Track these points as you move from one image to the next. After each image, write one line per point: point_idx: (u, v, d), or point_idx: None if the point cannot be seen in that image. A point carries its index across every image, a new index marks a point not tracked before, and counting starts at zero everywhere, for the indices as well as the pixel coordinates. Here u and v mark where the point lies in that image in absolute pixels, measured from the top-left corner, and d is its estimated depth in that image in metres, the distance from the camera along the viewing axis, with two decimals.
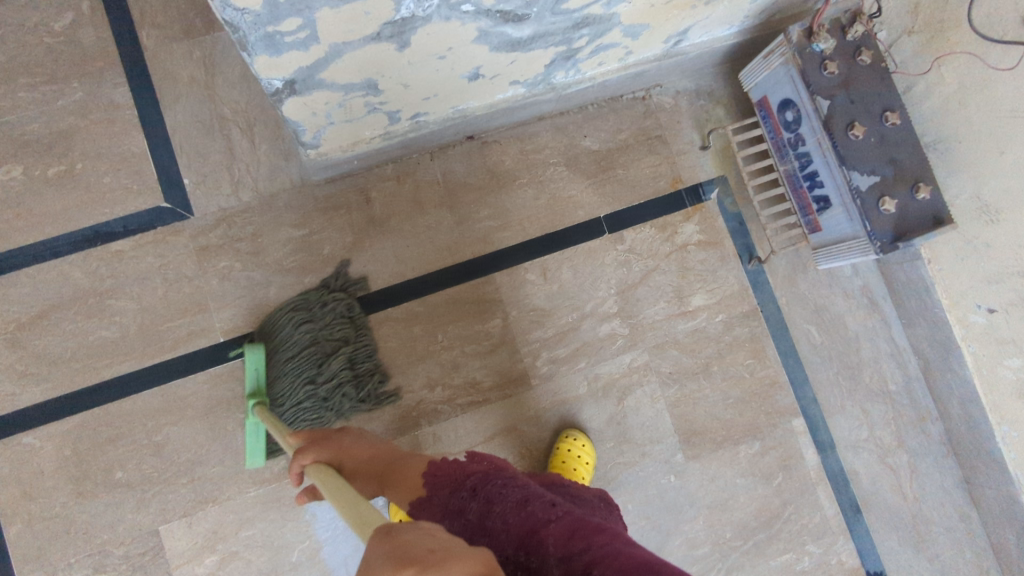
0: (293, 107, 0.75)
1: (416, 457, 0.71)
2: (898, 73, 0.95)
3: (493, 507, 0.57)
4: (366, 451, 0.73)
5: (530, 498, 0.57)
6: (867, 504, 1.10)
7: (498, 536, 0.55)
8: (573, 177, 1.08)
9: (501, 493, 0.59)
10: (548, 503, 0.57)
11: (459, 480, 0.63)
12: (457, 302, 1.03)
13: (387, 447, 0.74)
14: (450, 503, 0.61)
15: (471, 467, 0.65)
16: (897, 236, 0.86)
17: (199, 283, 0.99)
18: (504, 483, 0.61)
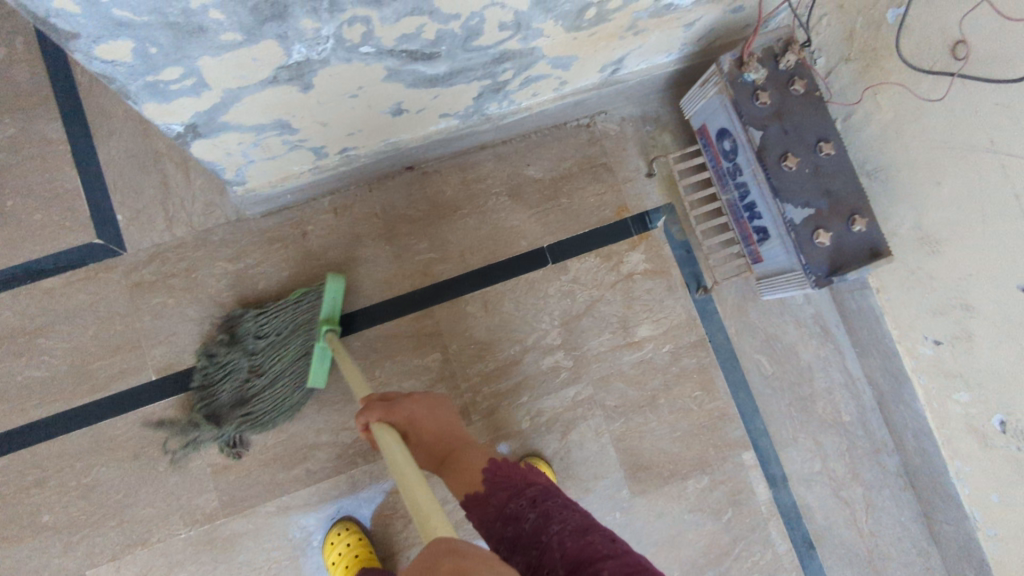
0: (203, 149, 0.74)
1: (481, 446, 0.68)
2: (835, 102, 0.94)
3: (551, 523, 0.55)
4: (435, 426, 0.69)
5: (593, 528, 0.54)
6: (820, 541, 1.07)
7: (550, 552, 0.52)
8: (516, 207, 1.06)
9: (561, 512, 0.56)
10: (611, 538, 0.53)
11: (519, 486, 0.61)
12: (395, 336, 1.01)
13: (456, 426, 0.71)
14: (508, 510, 0.59)
15: (531, 476, 0.63)
16: (833, 270, 0.84)
17: (130, 320, 0.97)
18: (566, 505, 0.58)
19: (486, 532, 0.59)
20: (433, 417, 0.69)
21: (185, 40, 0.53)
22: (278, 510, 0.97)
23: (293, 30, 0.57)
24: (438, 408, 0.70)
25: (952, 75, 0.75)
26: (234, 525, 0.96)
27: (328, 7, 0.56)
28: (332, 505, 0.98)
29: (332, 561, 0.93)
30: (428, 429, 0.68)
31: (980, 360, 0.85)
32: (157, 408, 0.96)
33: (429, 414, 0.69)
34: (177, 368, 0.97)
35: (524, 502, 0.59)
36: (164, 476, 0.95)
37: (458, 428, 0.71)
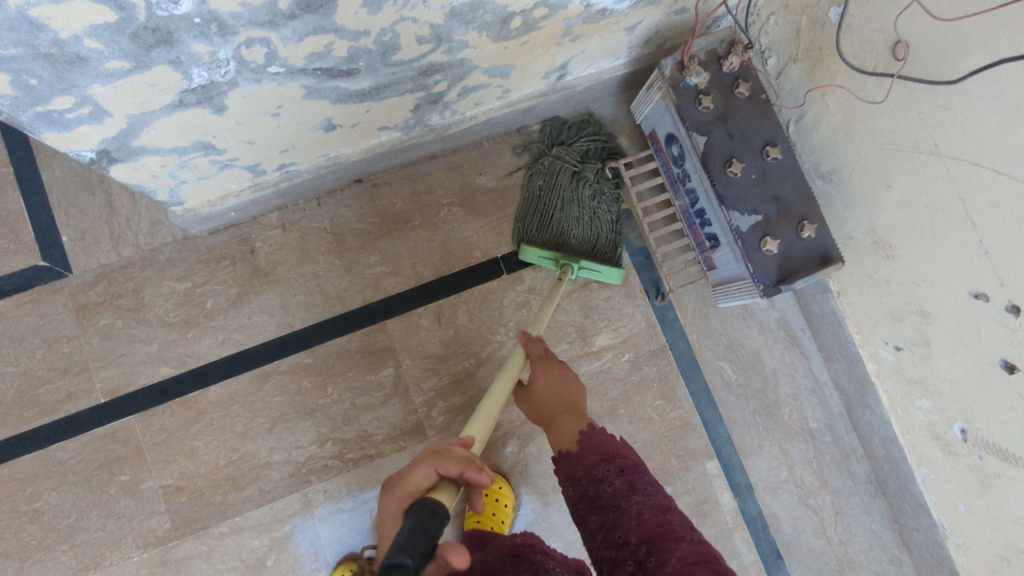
0: (125, 173, 0.72)
1: (585, 419, 0.72)
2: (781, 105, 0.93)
3: (634, 493, 0.59)
4: (552, 389, 0.76)
5: (672, 508, 0.57)
6: (788, 549, 1.04)
7: (626, 518, 0.56)
8: (468, 217, 1.05)
9: (646, 485, 0.60)
10: (686, 522, 0.56)
11: (611, 453, 0.65)
12: (347, 352, 1.00)
13: (579, 405, 0.75)
14: (594, 470, 0.63)
15: (625, 448, 0.66)
16: (781, 278, 0.81)
17: (78, 342, 0.97)
18: (651, 481, 0.61)
19: (571, 484, 0.65)
20: (556, 389, 0.76)
21: (66, 70, 0.51)
22: (229, 531, 0.95)
23: (185, 55, 0.55)
24: (568, 379, 0.77)
25: (893, 77, 0.73)
26: (186, 546, 0.95)
27: (218, 31, 0.54)
28: (286, 524, 0.96)
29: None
30: (547, 393, 0.76)
31: (938, 368, 0.82)
32: (106, 430, 0.95)
33: (554, 383, 0.77)
34: (125, 390, 0.96)
35: (612, 468, 0.63)
36: (115, 500, 0.94)
37: (579, 403, 0.75)
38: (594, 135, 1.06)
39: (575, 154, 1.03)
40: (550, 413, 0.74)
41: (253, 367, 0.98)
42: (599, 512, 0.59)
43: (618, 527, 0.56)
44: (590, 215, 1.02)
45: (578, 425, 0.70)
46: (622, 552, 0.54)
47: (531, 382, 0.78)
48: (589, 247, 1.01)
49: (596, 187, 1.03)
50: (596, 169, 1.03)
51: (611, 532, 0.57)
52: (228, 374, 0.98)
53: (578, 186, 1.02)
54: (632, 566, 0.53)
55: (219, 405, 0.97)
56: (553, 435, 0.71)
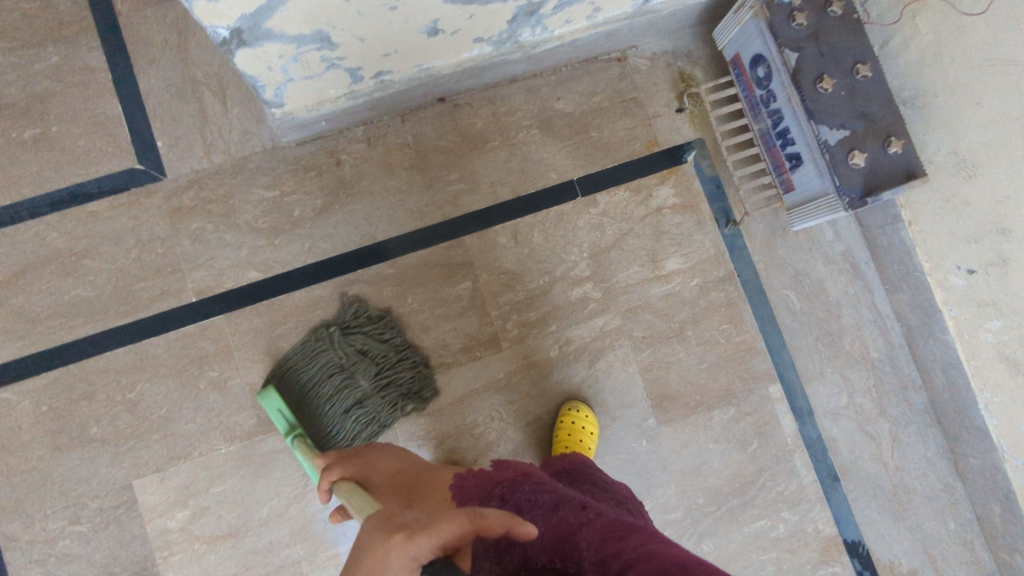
0: (246, 60, 0.75)
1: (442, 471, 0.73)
2: (872, 24, 0.93)
3: (523, 514, 0.57)
4: (391, 464, 0.74)
5: (561, 504, 0.56)
6: (845, 473, 1.07)
7: None
8: (546, 140, 1.07)
9: (530, 500, 0.59)
10: (578, 507, 0.56)
11: (488, 490, 0.64)
12: (427, 264, 1.03)
13: (415, 464, 0.75)
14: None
15: (499, 476, 0.66)
16: (867, 192, 0.84)
17: (171, 244, 1.00)
18: (530, 491, 0.61)
19: None
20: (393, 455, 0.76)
21: None
22: None
23: None
24: (396, 452, 0.77)
25: None
26: (270, 441, 0.99)
27: None
28: None
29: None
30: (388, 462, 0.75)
31: (1016, 287, 0.85)
32: (198, 328, 1.00)
33: (385, 455, 0.76)
34: (216, 291, 1.00)
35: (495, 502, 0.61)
36: (204, 394, 0.99)
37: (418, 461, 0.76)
38: (395, 352, 0.99)
39: (352, 350, 0.96)
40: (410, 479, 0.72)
41: (337, 275, 1.02)
42: None
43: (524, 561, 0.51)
44: (338, 412, 0.96)
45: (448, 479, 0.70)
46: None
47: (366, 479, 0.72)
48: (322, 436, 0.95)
49: (357, 395, 0.95)
50: (368, 375, 0.96)
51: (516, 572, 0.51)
52: (313, 280, 1.02)
53: (341, 383, 0.96)
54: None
55: (304, 309, 1.01)
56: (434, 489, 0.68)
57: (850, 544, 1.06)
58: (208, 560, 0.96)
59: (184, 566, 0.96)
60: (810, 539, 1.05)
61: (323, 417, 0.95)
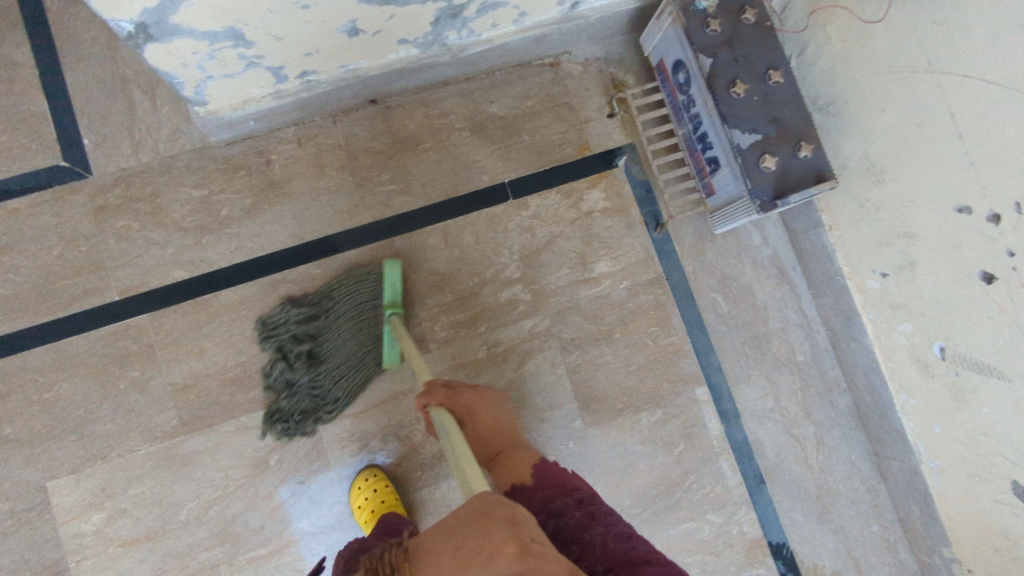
0: (157, 56, 0.75)
1: (524, 449, 0.81)
2: (783, 31, 0.96)
3: (595, 524, 0.63)
4: (492, 419, 0.83)
5: (633, 535, 0.62)
6: (770, 475, 1.08)
7: (592, 548, 0.60)
8: (478, 143, 1.08)
9: (607, 517, 0.65)
10: (648, 547, 0.61)
11: (567, 490, 0.71)
12: (356, 264, 1.03)
13: (502, 426, 0.84)
14: (553, 505, 0.69)
15: (579, 483, 0.72)
16: (777, 195, 0.85)
17: (95, 241, 0.99)
18: (609, 513, 0.66)
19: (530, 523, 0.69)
20: (490, 419, 0.83)
21: None
22: (236, 429, 0.99)
23: None
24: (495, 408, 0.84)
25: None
26: (193, 442, 0.98)
27: None
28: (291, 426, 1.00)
29: (358, 505, 0.95)
30: (483, 423, 0.82)
31: (923, 290, 0.87)
32: (120, 327, 0.98)
33: (485, 416, 0.83)
34: (140, 290, 0.99)
35: (570, 501, 0.68)
36: (126, 394, 0.97)
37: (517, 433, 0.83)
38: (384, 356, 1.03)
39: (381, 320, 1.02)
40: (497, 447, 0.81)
41: (264, 275, 1.02)
42: (559, 544, 0.63)
43: (582, 558, 0.60)
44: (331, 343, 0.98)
45: (530, 458, 0.78)
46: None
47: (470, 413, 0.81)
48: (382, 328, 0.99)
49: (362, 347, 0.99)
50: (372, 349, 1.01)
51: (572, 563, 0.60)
52: (240, 280, 1.01)
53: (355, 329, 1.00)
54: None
55: (230, 308, 1.01)
56: (510, 468, 0.77)
57: (775, 547, 1.07)
58: (124, 564, 0.95)
59: (98, 570, 0.94)
60: (735, 541, 1.06)
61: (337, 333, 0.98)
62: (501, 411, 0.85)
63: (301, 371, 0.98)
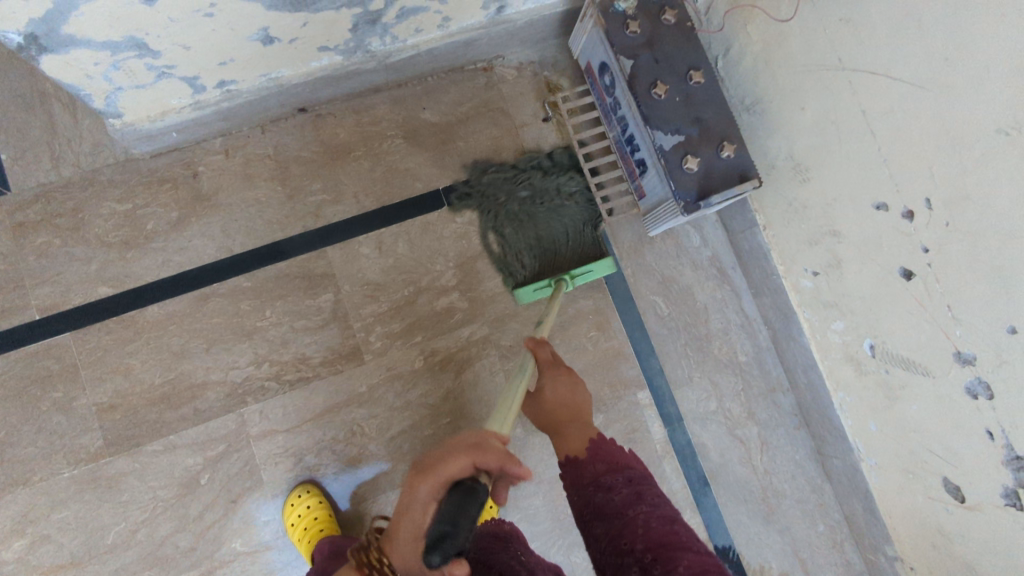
0: (54, 67, 0.73)
1: (591, 428, 0.74)
2: (702, 31, 0.98)
3: (641, 503, 0.59)
4: (564, 399, 0.78)
5: (678, 519, 0.57)
6: (715, 477, 1.07)
7: (634, 527, 0.56)
8: (411, 150, 1.07)
9: (655, 498, 0.60)
10: (693, 534, 0.56)
11: (620, 466, 0.66)
12: (287, 276, 1.01)
13: (583, 408, 0.78)
14: (603, 479, 0.64)
15: (635, 461, 0.67)
16: (701, 196, 0.85)
17: (13, 259, 0.96)
18: (658, 494, 0.62)
19: (579, 494, 0.65)
20: (564, 397, 0.78)
21: None
22: (163, 449, 0.96)
23: None
24: (576, 386, 0.79)
25: None
26: (119, 462, 0.95)
27: None
28: (221, 443, 0.97)
29: (291, 522, 0.92)
30: (555, 402, 0.77)
31: (851, 287, 0.87)
32: (41, 347, 0.96)
33: (564, 391, 0.79)
34: (61, 308, 0.97)
35: (620, 479, 0.64)
36: (47, 416, 0.94)
37: (585, 413, 0.77)
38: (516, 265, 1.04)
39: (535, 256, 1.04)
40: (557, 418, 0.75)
41: (190, 289, 0.99)
42: (604, 519, 0.60)
43: (623, 534, 0.57)
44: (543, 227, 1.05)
45: (589, 435, 0.72)
46: (626, 559, 0.55)
47: (540, 387, 0.79)
48: (537, 273, 1.03)
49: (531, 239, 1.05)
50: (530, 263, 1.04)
51: (616, 539, 0.57)
52: (167, 294, 0.99)
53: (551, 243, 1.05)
54: (637, 571, 0.53)
55: (157, 324, 0.98)
56: (562, 443, 0.73)
57: (720, 550, 1.06)
58: None
59: None
60: None
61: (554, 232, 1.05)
62: (588, 396, 0.79)
63: (529, 227, 1.05)
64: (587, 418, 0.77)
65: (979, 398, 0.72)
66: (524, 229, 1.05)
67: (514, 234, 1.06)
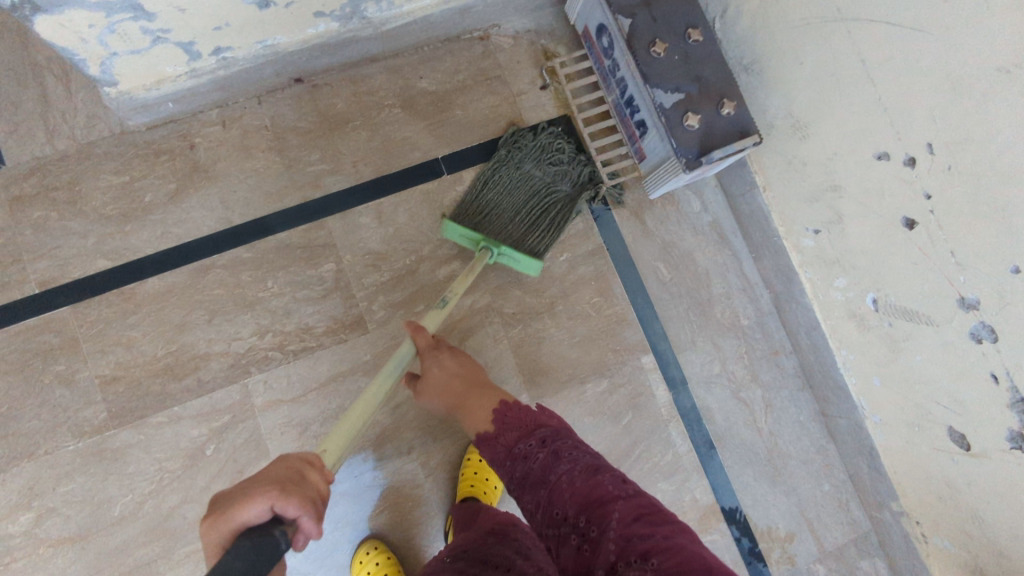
0: (50, 28, 0.72)
1: (488, 391, 0.80)
2: None
3: (562, 462, 0.62)
4: (453, 372, 0.84)
5: (600, 469, 0.60)
6: (720, 441, 1.07)
7: (561, 491, 0.60)
8: (408, 119, 1.06)
9: (571, 451, 0.64)
10: (617, 478, 0.59)
11: (531, 429, 0.69)
12: (287, 247, 1.01)
13: (474, 376, 0.85)
14: (518, 449, 0.68)
15: (543, 418, 0.71)
16: (702, 152, 0.85)
17: (10, 234, 0.96)
18: (575, 445, 0.65)
19: (501, 466, 0.69)
20: (453, 370, 0.84)
21: None
22: (167, 420, 0.96)
23: None
24: (461, 359, 0.86)
25: None
26: (123, 434, 0.95)
27: None
28: (226, 414, 0.97)
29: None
30: (447, 378, 0.84)
31: (852, 242, 0.87)
32: (40, 321, 0.95)
33: (451, 367, 0.84)
34: (60, 281, 0.96)
35: (535, 443, 0.67)
36: (50, 390, 0.94)
37: (477, 379, 0.84)
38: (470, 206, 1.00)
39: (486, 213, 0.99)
40: (456, 392, 0.82)
41: (191, 261, 0.99)
42: (532, 490, 0.63)
43: (554, 502, 0.60)
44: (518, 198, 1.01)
45: (489, 404, 0.77)
46: (563, 527, 0.58)
47: (428, 372, 0.84)
48: (487, 226, 0.98)
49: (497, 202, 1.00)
50: (477, 216, 0.99)
51: (549, 508, 0.60)
52: (166, 267, 0.98)
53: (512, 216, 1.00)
54: (577, 539, 0.56)
55: (158, 297, 0.98)
56: (468, 415, 0.78)
57: (727, 512, 1.06)
58: (54, 566, 0.91)
59: (28, 572, 0.90)
60: (688, 509, 1.04)
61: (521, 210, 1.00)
62: (474, 366, 0.87)
63: (506, 188, 1.01)
64: (481, 380, 0.85)
65: (983, 342, 0.73)
66: (500, 181, 1.01)
67: (502, 185, 1.01)
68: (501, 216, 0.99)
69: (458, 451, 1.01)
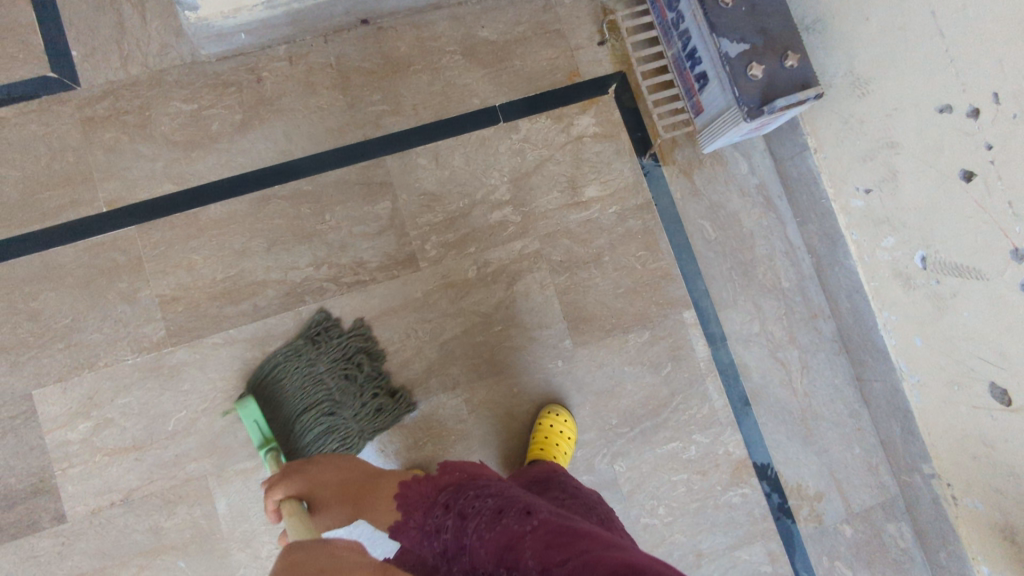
0: None
1: (387, 477, 0.73)
2: None
3: (468, 521, 0.59)
4: (336, 475, 0.76)
5: (504, 510, 0.57)
6: (755, 398, 1.09)
7: (476, 551, 0.56)
8: (469, 67, 1.09)
9: (474, 504, 0.60)
10: (520, 512, 0.56)
11: (432, 498, 0.65)
12: (345, 183, 1.03)
13: (359, 473, 0.76)
14: (429, 523, 0.63)
15: (442, 479, 0.66)
16: (764, 101, 0.87)
17: (82, 154, 0.99)
18: (476, 493, 0.61)
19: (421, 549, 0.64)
20: (341, 477, 0.76)
21: None
22: (223, 342, 0.99)
23: None
24: (341, 464, 0.78)
25: None
26: (180, 353, 0.98)
27: None
28: (278, 340, 1.00)
29: None
30: (336, 487, 0.74)
31: (904, 200, 0.89)
32: (106, 238, 0.98)
33: (333, 472, 0.77)
34: (127, 202, 0.99)
35: (440, 510, 0.63)
36: (112, 305, 0.97)
37: (365, 473, 0.76)
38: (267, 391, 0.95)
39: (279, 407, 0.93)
40: (354, 495, 0.73)
41: (252, 191, 1.02)
42: (455, 560, 0.59)
43: (477, 565, 0.56)
44: (318, 405, 0.94)
45: (390, 486, 0.70)
46: None
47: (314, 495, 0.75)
48: (274, 418, 0.93)
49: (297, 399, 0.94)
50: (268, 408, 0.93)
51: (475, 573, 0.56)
52: (228, 194, 1.01)
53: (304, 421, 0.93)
54: None
55: (219, 223, 1.00)
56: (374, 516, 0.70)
57: (759, 468, 1.08)
58: (111, 473, 0.95)
59: (85, 477, 0.95)
60: (721, 461, 1.07)
61: (314, 422, 0.93)
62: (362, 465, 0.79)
63: (310, 388, 0.95)
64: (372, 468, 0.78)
65: None
66: (294, 375, 0.96)
67: (302, 384, 0.95)
68: (284, 412, 0.94)
69: (501, 391, 1.04)
